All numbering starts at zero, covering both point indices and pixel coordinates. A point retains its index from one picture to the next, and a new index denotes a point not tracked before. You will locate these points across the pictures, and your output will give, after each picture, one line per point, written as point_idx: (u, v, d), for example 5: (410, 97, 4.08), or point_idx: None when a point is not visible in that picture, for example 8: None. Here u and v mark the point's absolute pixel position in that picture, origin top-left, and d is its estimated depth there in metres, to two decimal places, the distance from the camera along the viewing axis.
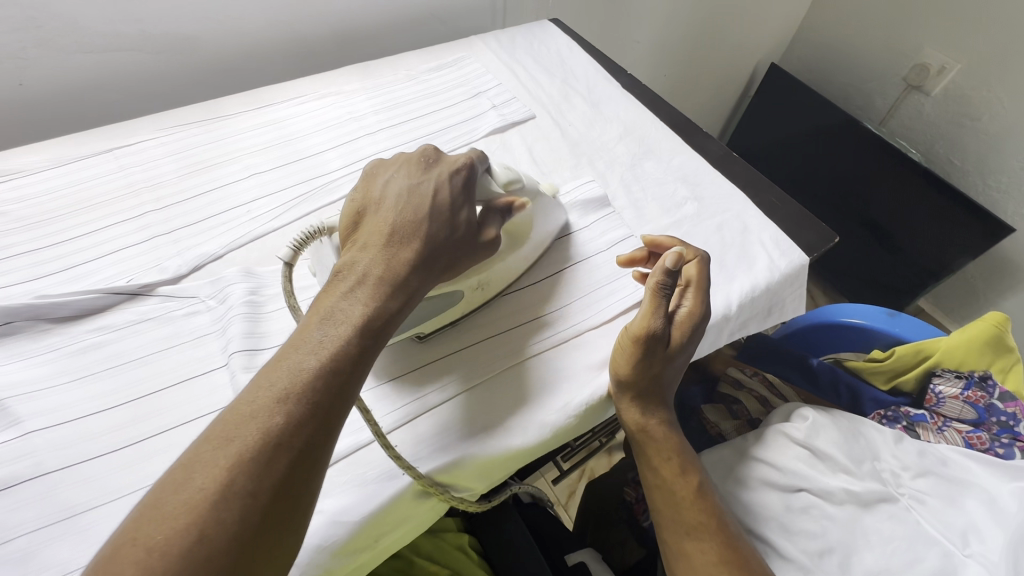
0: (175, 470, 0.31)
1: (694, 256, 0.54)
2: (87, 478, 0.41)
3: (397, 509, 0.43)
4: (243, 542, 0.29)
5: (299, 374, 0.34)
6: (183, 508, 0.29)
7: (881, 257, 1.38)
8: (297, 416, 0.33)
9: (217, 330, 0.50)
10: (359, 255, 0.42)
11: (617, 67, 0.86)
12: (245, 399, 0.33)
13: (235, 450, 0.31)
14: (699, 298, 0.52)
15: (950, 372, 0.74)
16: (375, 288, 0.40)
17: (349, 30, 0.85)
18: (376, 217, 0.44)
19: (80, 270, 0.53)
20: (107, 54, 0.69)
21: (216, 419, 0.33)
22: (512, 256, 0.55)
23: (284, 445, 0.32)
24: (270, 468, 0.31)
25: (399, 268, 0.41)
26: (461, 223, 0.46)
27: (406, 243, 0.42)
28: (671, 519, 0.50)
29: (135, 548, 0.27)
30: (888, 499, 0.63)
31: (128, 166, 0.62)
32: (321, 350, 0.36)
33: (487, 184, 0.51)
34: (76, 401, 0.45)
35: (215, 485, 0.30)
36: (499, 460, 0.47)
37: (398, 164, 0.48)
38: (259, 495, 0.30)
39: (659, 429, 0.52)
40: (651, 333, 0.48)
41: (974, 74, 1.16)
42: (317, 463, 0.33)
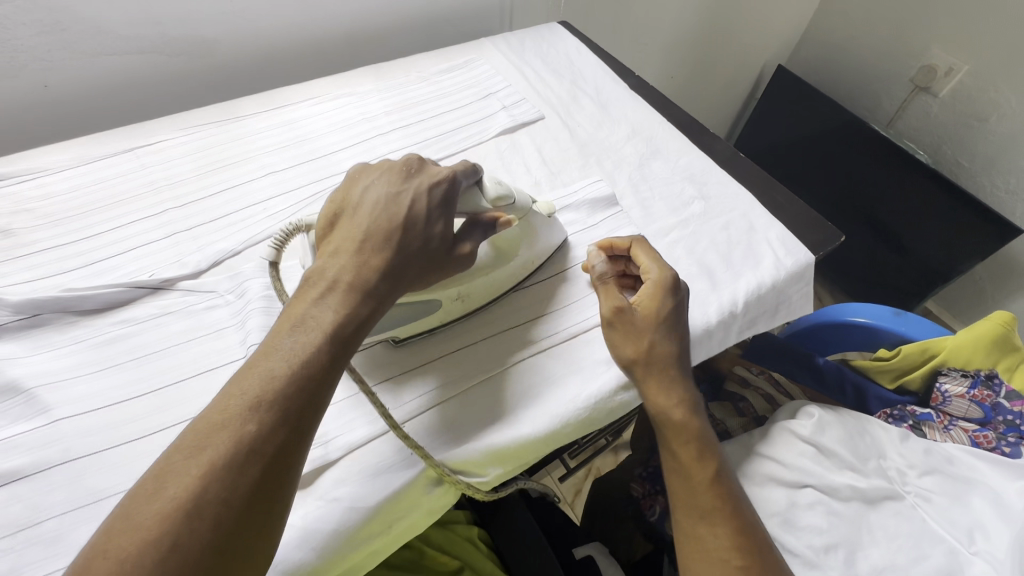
0: (146, 480, 0.32)
1: (626, 244, 0.57)
2: (114, 463, 0.42)
3: (411, 497, 0.45)
4: (216, 548, 0.31)
5: (269, 382, 0.35)
6: (155, 518, 0.30)
7: (889, 258, 1.38)
8: (265, 425, 0.34)
9: (236, 323, 0.52)
10: (330, 262, 0.42)
11: (626, 69, 0.87)
12: (215, 408, 0.34)
13: (206, 460, 0.32)
14: (660, 264, 0.53)
15: (956, 371, 0.73)
16: (344, 295, 0.41)
17: (363, 33, 0.87)
18: (351, 223, 0.45)
19: (104, 264, 0.54)
20: (128, 57, 0.71)
21: (187, 428, 0.34)
22: (498, 271, 0.55)
23: (257, 453, 0.33)
24: (242, 477, 0.32)
25: (369, 276, 0.42)
26: (434, 236, 0.46)
27: (377, 252, 0.43)
28: (684, 499, 0.50)
29: (106, 560, 0.29)
30: (894, 496, 0.64)
31: (148, 164, 0.64)
32: (293, 358, 0.37)
33: (474, 197, 0.51)
34: (102, 389, 0.46)
35: (186, 494, 0.31)
36: (513, 450, 0.48)
37: (381, 170, 0.48)
38: (230, 503, 0.32)
39: (680, 409, 0.51)
40: (623, 312, 0.52)
41: (981, 75, 1.16)
42: (290, 470, 0.34)
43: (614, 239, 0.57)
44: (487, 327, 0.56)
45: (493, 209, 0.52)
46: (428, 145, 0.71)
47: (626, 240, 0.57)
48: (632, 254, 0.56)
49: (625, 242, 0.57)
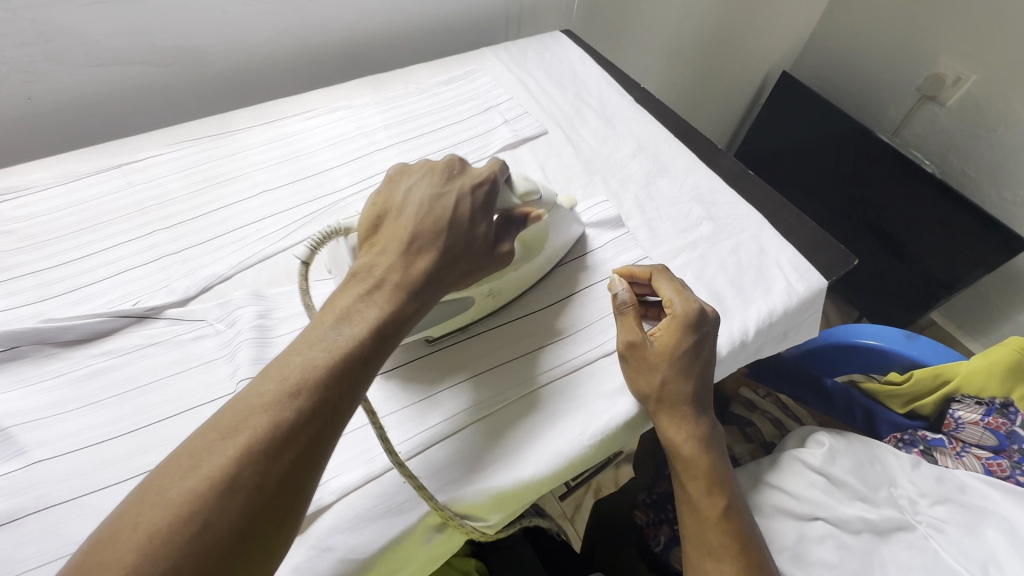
0: (181, 455, 0.31)
1: (646, 275, 0.55)
2: (93, 511, 0.40)
3: (408, 543, 0.42)
4: (244, 531, 0.30)
5: (310, 370, 0.35)
6: (188, 495, 0.30)
7: (893, 268, 1.36)
8: (303, 413, 0.34)
9: (226, 354, 0.49)
10: (377, 259, 0.42)
11: (630, 81, 0.85)
12: (254, 389, 0.34)
13: (242, 441, 0.32)
14: (685, 298, 0.50)
15: (970, 398, 0.71)
16: (391, 293, 0.40)
17: (359, 42, 0.84)
18: (397, 223, 0.44)
19: (87, 291, 0.52)
20: (115, 68, 0.69)
21: (225, 408, 0.33)
22: (524, 266, 0.55)
23: (293, 439, 0.33)
24: (275, 462, 0.32)
25: (416, 277, 0.42)
26: (479, 235, 0.47)
27: (424, 251, 0.43)
28: (693, 534, 0.49)
29: (137, 533, 0.28)
30: (905, 527, 0.62)
31: (136, 182, 0.61)
32: (335, 348, 0.36)
33: (505, 194, 0.51)
34: (83, 429, 0.44)
35: (220, 475, 0.30)
36: (514, 492, 0.45)
37: (421, 172, 0.48)
38: (262, 488, 0.31)
39: (689, 444, 0.49)
40: (636, 346, 0.50)
41: (990, 84, 1.14)
42: (320, 459, 0.34)
43: (633, 269, 0.55)
44: (497, 353, 0.53)
45: (522, 205, 0.52)
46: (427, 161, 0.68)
47: (644, 270, 0.55)
48: (658, 282, 0.53)
49: (646, 271, 0.55)
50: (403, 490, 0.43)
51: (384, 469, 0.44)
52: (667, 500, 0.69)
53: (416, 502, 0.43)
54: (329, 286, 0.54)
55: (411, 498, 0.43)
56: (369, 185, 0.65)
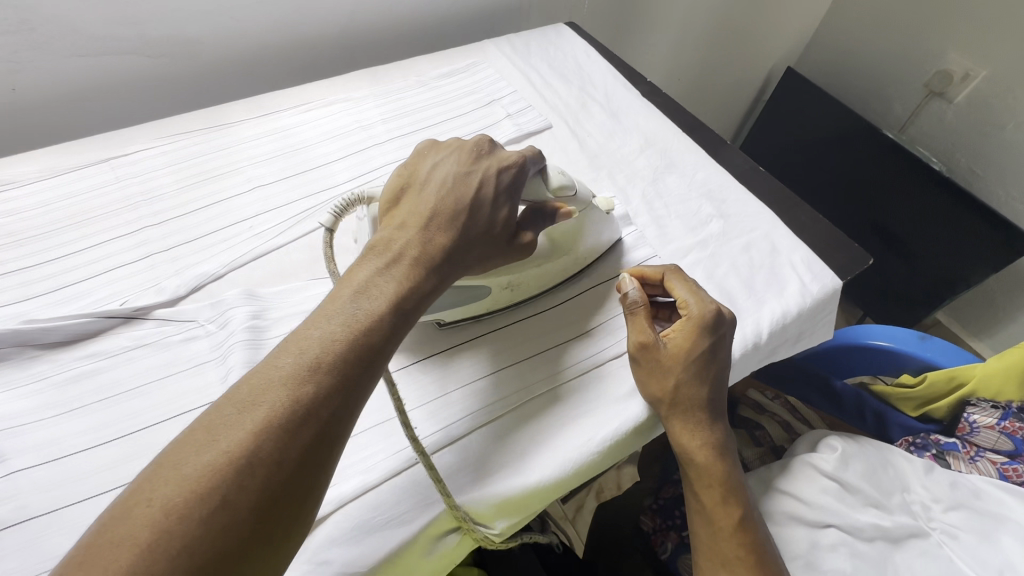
0: (197, 430, 0.29)
1: (656, 276, 0.52)
2: (75, 523, 0.38)
3: (407, 555, 0.40)
4: (264, 509, 0.28)
5: (330, 344, 0.33)
6: (205, 470, 0.27)
7: (898, 267, 1.34)
8: (324, 387, 0.31)
9: (217, 357, 0.47)
10: (395, 234, 0.40)
11: (637, 74, 0.83)
12: (271, 363, 0.32)
13: (261, 415, 0.29)
14: (700, 298, 0.48)
15: (986, 402, 0.69)
16: (410, 267, 0.38)
17: (357, 35, 0.82)
18: (419, 199, 0.42)
19: (73, 290, 0.50)
20: (103, 58, 0.66)
21: (240, 382, 0.31)
22: (552, 264, 0.53)
23: (314, 414, 0.30)
24: (296, 438, 0.30)
25: (435, 253, 0.40)
26: (499, 221, 0.44)
27: (445, 230, 0.41)
28: (707, 545, 0.47)
29: (151, 509, 0.26)
30: (919, 534, 0.61)
31: (124, 176, 0.59)
32: (354, 321, 0.34)
33: (538, 185, 0.49)
34: (65, 435, 0.41)
35: (239, 450, 0.28)
36: (520, 500, 0.43)
37: (451, 148, 0.46)
38: (282, 465, 0.29)
39: (705, 450, 0.47)
40: (648, 347, 0.48)
41: (999, 80, 1.12)
42: (340, 436, 0.32)
43: (642, 269, 0.53)
44: (505, 354, 0.50)
45: (554, 199, 0.50)
46: None
47: (656, 272, 0.52)
48: (671, 283, 0.51)
49: (656, 273, 0.53)
50: (403, 501, 0.41)
51: (382, 478, 0.41)
52: (674, 505, 0.67)
53: (415, 514, 0.40)
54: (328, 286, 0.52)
55: (410, 509, 0.40)
56: (367, 181, 0.62)
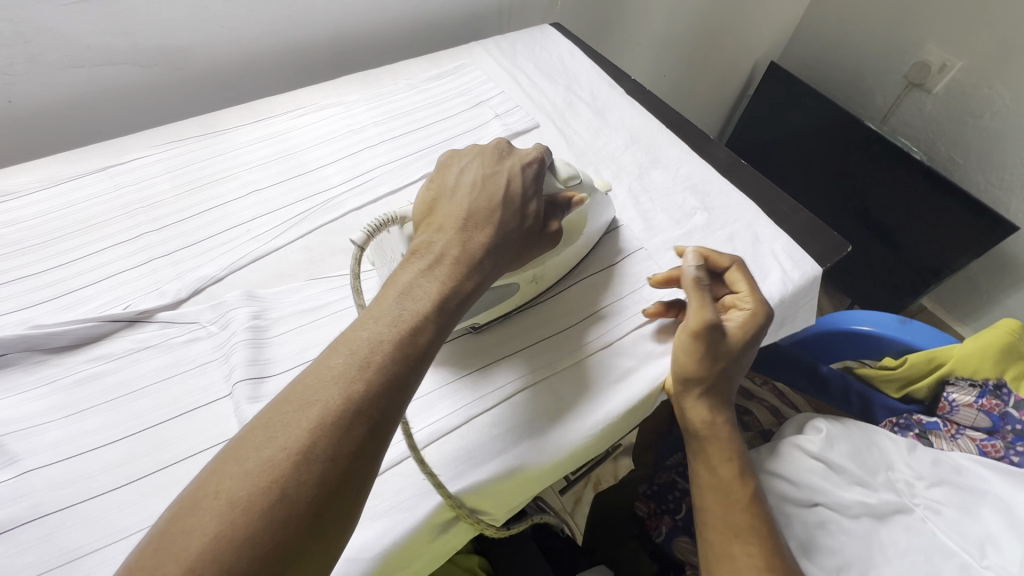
0: (256, 428, 0.31)
1: (728, 263, 0.54)
2: (88, 519, 0.39)
3: (413, 544, 0.41)
4: (322, 501, 0.29)
5: (378, 345, 0.34)
6: (266, 466, 0.29)
7: (883, 255, 1.36)
8: (374, 386, 0.32)
9: (220, 357, 0.48)
10: (434, 237, 0.42)
11: (621, 72, 0.85)
12: (323, 364, 0.33)
13: (316, 412, 0.31)
14: (761, 298, 0.51)
15: (964, 381, 0.71)
16: (452, 267, 0.40)
17: (346, 40, 0.83)
18: (451, 203, 0.45)
19: (76, 296, 0.51)
20: (97, 69, 0.67)
21: (295, 381, 0.33)
22: (564, 251, 0.54)
23: (365, 413, 0.32)
24: (348, 435, 0.31)
25: (474, 250, 0.42)
26: (530, 213, 0.47)
27: (482, 227, 0.43)
28: (719, 516, 0.49)
29: (218, 501, 0.28)
30: (903, 510, 0.62)
31: (122, 184, 0.60)
32: (399, 323, 0.35)
33: (549, 178, 0.51)
34: (75, 435, 0.43)
35: (297, 446, 0.29)
36: (513, 486, 0.45)
37: (472, 154, 0.49)
38: (337, 459, 0.30)
39: (727, 429, 0.51)
40: (714, 329, 0.49)
41: (976, 70, 1.15)
42: (389, 433, 0.33)
43: (712, 252, 0.54)
44: (500, 347, 0.52)
45: (565, 188, 0.52)
46: (419, 156, 0.67)
47: (726, 259, 0.54)
48: (733, 274, 0.53)
49: (727, 261, 0.54)
50: (405, 488, 0.42)
51: (382, 470, 0.43)
52: (668, 491, 0.69)
53: (417, 500, 0.42)
54: (326, 286, 0.54)
55: (413, 497, 0.42)
56: (361, 182, 0.64)
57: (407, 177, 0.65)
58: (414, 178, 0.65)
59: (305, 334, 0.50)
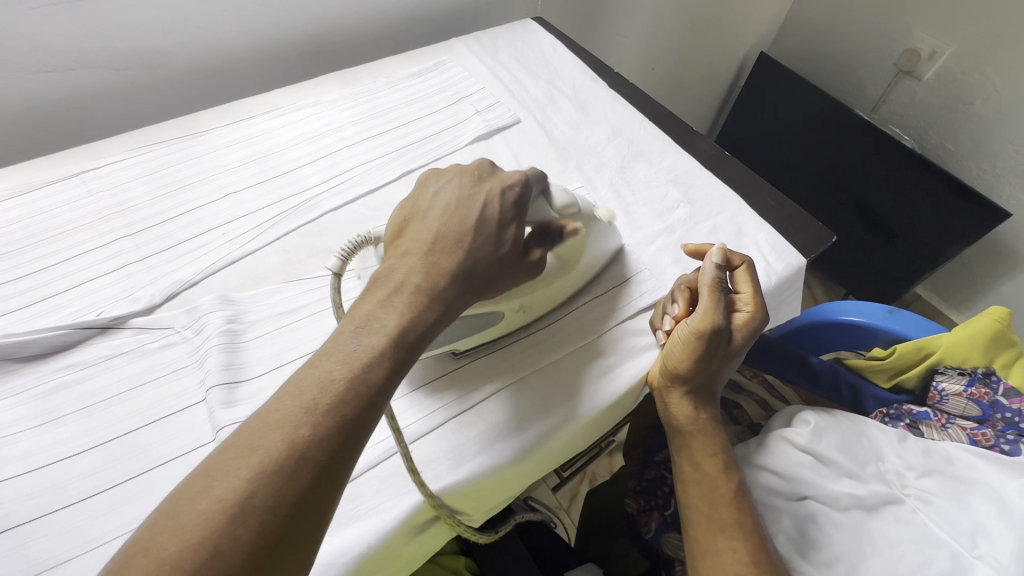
0: (196, 477, 0.29)
1: (740, 261, 0.53)
2: (59, 529, 0.39)
3: (391, 547, 0.41)
4: (260, 555, 0.28)
5: (328, 386, 0.32)
6: (200, 519, 0.28)
7: (877, 244, 1.35)
8: (321, 430, 0.31)
9: (194, 362, 0.48)
10: (399, 262, 0.40)
11: (603, 65, 0.84)
12: (272, 407, 0.32)
13: (257, 460, 0.30)
14: (762, 301, 0.51)
15: (953, 369, 0.71)
16: (412, 297, 0.37)
17: (325, 39, 0.83)
18: (421, 226, 0.42)
19: (49, 303, 0.51)
20: (71, 73, 0.67)
21: (241, 426, 0.32)
22: (558, 281, 0.51)
23: (310, 459, 0.30)
24: (290, 484, 0.29)
25: (438, 280, 0.39)
26: (506, 240, 0.43)
27: (449, 253, 0.40)
28: (704, 511, 0.48)
29: (149, 558, 0.27)
30: (894, 501, 0.62)
31: (96, 189, 0.59)
32: (353, 360, 0.34)
33: (541, 205, 0.47)
34: (46, 445, 0.42)
35: (233, 497, 0.28)
36: (489, 485, 0.45)
37: (451, 174, 0.45)
38: (277, 511, 0.29)
39: (711, 425, 0.51)
40: (719, 332, 0.48)
41: (966, 57, 1.14)
42: (341, 478, 0.32)
43: (727, 250, 0.53)
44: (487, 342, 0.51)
45: (560, 217, 0.48)
46: (397, 154, 0.67)
47: (739, 258, 0.53)
48: (737, 274, 0.52)
49: (739, 259, 0.53)
50: (381, 491, 0.42)
51: (359, 473, 0.42)
52: (657, 487, 0.68)
53: (392, 502, 0.41)
54: (302, 289, 0.53)
55: (387, 500, 0.41)
56: (339, 182, 0.63)
57: (385, 177, 0.64)
58: (393, 178, 0.64)
59: (280, 337, 0.49)
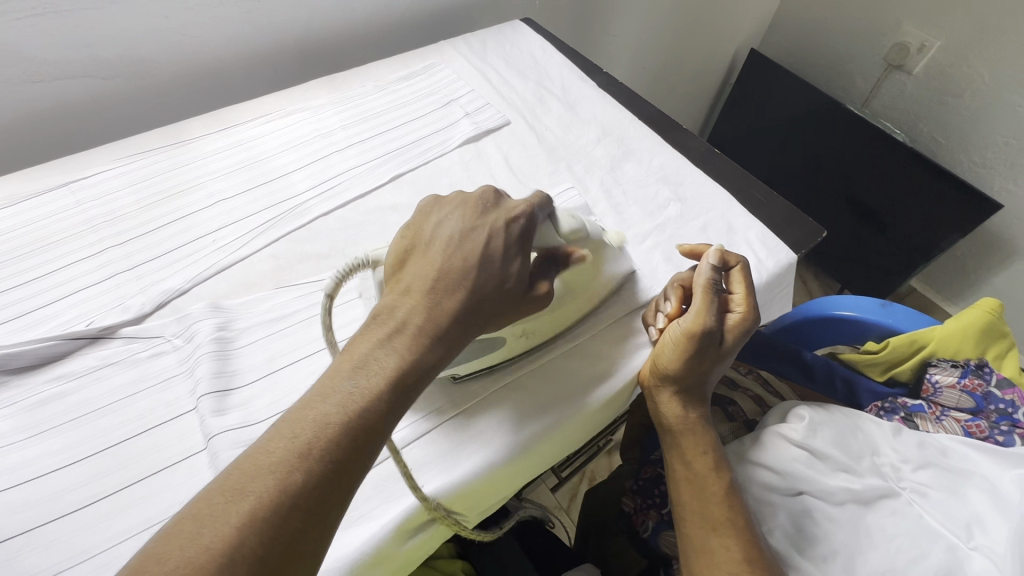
0: (184, 520, 0.29)
1: (734, 261, 0.53)
2: (50, 541, 0.38)
3: (383, 553, 0.40)
4: None
5: (324, 428, 0.32)
6: (188, 568, 0.27)
7: (872, 238, 1.36)
8: (315, 475, 0.31)
9: (185, 371, 0.47)
10: (400, 300, 0.38)
11: (592, 65, 0.84)
12: (263, 447, 0.31)
13: (248, 506, 0.29)
14: (754, 302, 0.51)
15: (946, 362, 0.71)
16: (414, 338, 0.37)
17: (314, 43, 0.83)
18: (424, 260, 0.40)
19: (39, 314, 0.50)
20: (58, 82, 0.66)
21: (231, 466, 0.31)
22: (564, 308, 0.49)
23: (301, 506, 0.30)
24: (282, 529, 0.29)
25: (442, 318, 0.38)
26: (512, 274, 0.41)
27: (453, 290, 0.39)
28: (695, 512, 0.48)
29: None
30: (890, 495, 0.61)
31: (84, 200, 0.59)
32: (350, 402, 0.33)
33: (549, 231, 0.46)
34: (37, 457, 0.42)
35: (222, 545, 0.28)
36: (483, 486, 0.44)
37: (454, 204, 0.43)
38: (268, 556, 0.29)
39: (703, 425, 0.52)
40: (708, 334, 0.48)
41: (955, 49, 1.14)
42: (330, 525, 0.31)
43: (721, 251, 0.53)
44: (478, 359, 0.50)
45: (566, 243, 0.47)
46: (386, 158, 0.67)
47: (733, 259, 0.53)
48: (731, 277, 0.52)
49: (734, 260, 0.53)
50: (377, 496, 0.42)
51: None
52: (653, 485, 0.67)
53: (386, 506, 0.41)
54: (293, 295, 0.53)
55: (379, 505, 0.41)
56: (328, 187, 0.63)
57: (375, 182, 0.64)
58: (382, 182, 0.64)
59: (272, 344, 0.49)
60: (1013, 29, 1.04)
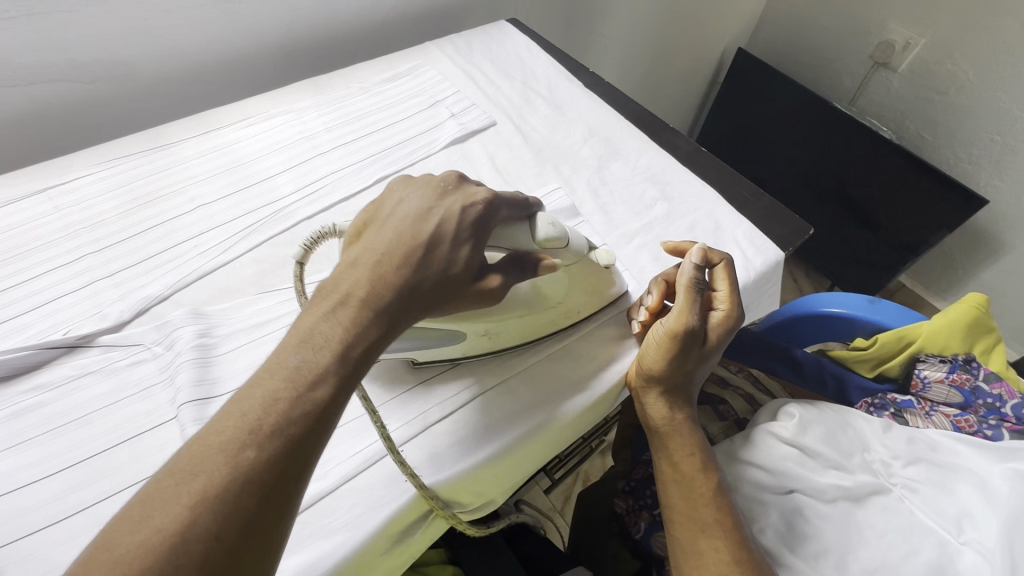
0: (134, 505, 0.28)
1: (718, 259, 0.52)
2: (23, 557, 0.37)
3: (364, 559, 0.40)
4: None
5: (273, 405, 0.31)
6: (138, 551, 0.26)
7: (860, 235, 1.37)
8: (266, 454, 0.30)
9: (165, 379, 0.47)
10: (345, 274, 0.37)
11: (579, 65, 0.84)
12: (212, 428, 0.31)
13: (199, 486, 0.29)
14: (737, 300, 0.51)
15: (934, 357, 0.71)
16: (357, 311, 0.35)
17: (298, 45, 0.82)
18: (376, 235, 0.39)
19: (15, 323, 0.49)
20: (34, 87, 0.65)
21: (182, 448, 0.30)
22: (534, 314, 0.48)
23: (253, 483, 0.29)
24: (236, 509, 0.29)
25: (384, 297, 0.36)
26: (459, 260, 0.39)
27: (398, 269, 0.37)
28: (683, 511, 0.48)
29: None
30: (880, 491, 0.61)
31: (62, 206, 0.58)
32: (299, 378, 0.32)
33: (520, 232, 0.44)
34: (11, 470, 0.41)
35: (174, 526, 0.27)
36: (479, 481, 0.45)
37: (419, 185, 0.42)
38: (223, 536, 0.28)
39: (689, 425, 0.51)
40: (691, 334, 0.48)
41: (940, 47, 1.15)
42: (290, 499, 0.31)
43: (705, 248, 0.52)
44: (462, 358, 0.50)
45: (541, 251, 0.46)
46: (371, 159, 0.66)
47: (717, 255, 0.52)
48: (715, 274, 0.52)
49: (718, 257, 0.52)
50: (362, 504, 0.41)
51: (337, 484, 0.42)
52: (645, 486, 0.67)
53: (370, 514, 0.40)
54: (276, 299, 0.52)
55: (365, 513, 0.40)
56: (312, 190, 0.62)
57: (360, 184, 0.63)
58: (367, 184, 0.64)
59: (254, 350, 0.49)
60: (996, 26, 1.05)
